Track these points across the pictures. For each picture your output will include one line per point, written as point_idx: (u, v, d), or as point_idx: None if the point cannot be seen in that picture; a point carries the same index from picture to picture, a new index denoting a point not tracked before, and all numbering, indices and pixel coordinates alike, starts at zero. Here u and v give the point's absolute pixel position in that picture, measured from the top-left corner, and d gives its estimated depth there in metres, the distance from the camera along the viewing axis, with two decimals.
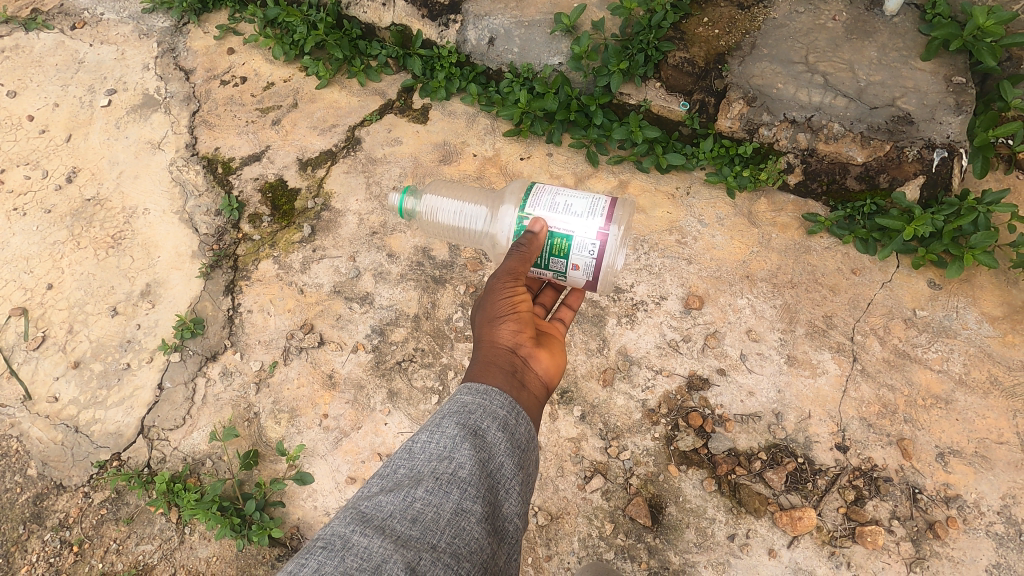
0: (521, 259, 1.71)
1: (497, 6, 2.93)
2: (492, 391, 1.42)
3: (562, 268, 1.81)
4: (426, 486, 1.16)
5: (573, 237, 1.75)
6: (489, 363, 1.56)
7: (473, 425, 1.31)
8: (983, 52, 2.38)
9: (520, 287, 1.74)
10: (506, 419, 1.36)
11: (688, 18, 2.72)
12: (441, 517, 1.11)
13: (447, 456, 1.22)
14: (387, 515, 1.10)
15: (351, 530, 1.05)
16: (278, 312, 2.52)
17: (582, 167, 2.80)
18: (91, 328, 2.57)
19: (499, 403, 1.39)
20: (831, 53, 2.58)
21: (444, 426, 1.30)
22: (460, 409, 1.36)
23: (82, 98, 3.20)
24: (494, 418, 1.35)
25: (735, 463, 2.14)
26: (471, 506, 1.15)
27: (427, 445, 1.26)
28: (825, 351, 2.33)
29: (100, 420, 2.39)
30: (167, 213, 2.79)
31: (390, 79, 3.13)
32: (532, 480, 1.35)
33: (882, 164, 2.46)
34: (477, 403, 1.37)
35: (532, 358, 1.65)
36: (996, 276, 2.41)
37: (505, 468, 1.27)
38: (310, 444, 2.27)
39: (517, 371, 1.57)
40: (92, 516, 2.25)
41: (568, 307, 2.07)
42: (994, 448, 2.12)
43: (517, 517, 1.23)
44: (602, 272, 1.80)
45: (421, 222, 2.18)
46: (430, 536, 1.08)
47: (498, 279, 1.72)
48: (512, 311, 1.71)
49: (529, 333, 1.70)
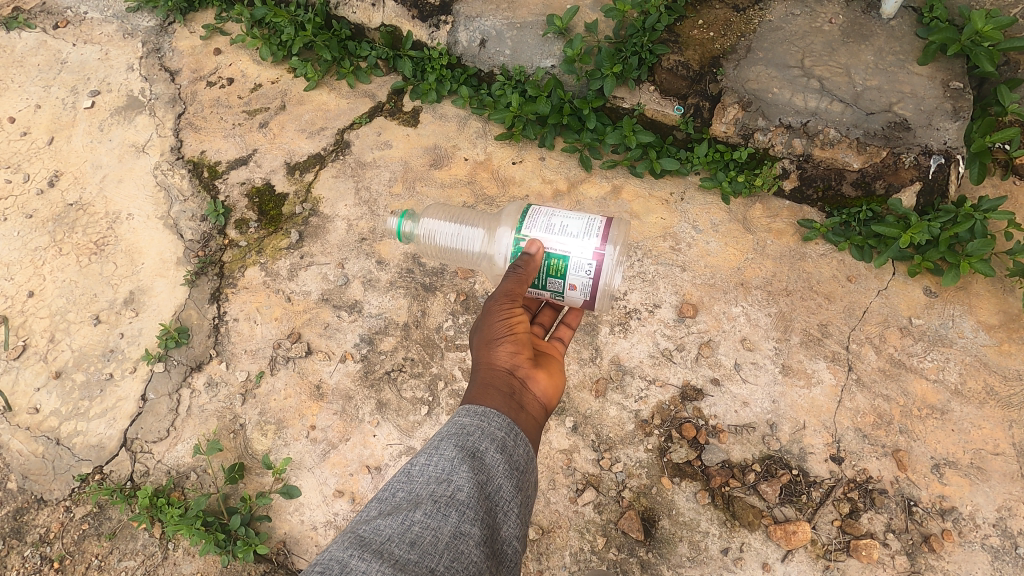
0: (517, 281, 1.67)
1: (488, 7, 2.88)
2: (490, 412, 1.39)
3: (559, 288, 1.77)
4: (425, 509, 1.12)
5: (569, 257, 1.71)
6: (487, 385, 1.53)
7: (472, 447, 1.28)
8: (981, 57, 2.34)
9: (517, 308, 1.71)
10: (503, 440, 1.33)
11: (683, 20, 2.68)
12: (440, 540, 1.07)
13: (446, 478, 1.19)
14: (385, 538, 1.06)
15: (350, 554, 1.00)
16: (265, 321, 2.47)
17: (575, 171, 2.75)
18: (73, 337, 2.51)
19: (497, 424, 1.37)
20: (827, 57, 2.54)
21: (443, 448, 1.27)
22: (457, 431, 1.33)
23: (64, 99, 3.13)
24: (492, 440, 1.32)
25: (728, 475, 2.11)
26: (469, 529, 1.12)
27: (425, 467, 1.23)
28: (820, 360, 2.30)
29: (81, 432, 2.35)
30: (151, 218, 2.73)
31: (380, 81, 3.07)
32: (530, 503, 1.31)
33: (878, 170, 2.43)
34: (475, 425, 1.34)
35: (530, 380, 1.62)
36: (993, 284, 2.39)
37: (503, 490, 1.23)
38: (297, 457, 2.23)
39: (515, 393, 1.54)
40: (74, 531, 2.21)
41: (566, 326, 2.02)
42: (990, 459, 2.10)
43: (516, 539, 1.19)
44: (599, 291, 1.76)
45: (417, 246, 2.13)
46: (429, 560, 1.03)
47: (495, 301, 1.69)
48: (509, 332, 1.67)
49: (527, 354, 1.66)
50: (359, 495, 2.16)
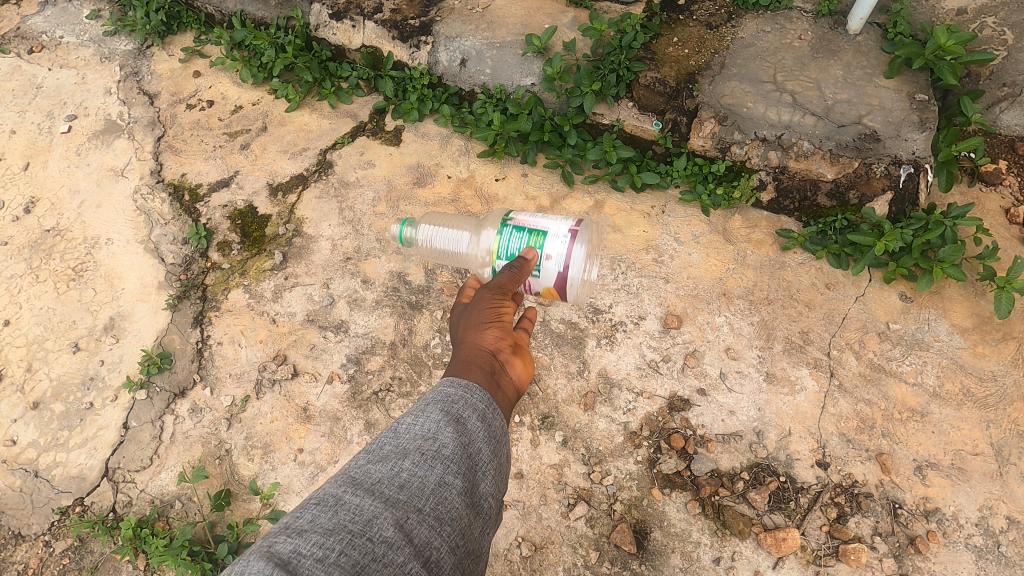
0: (511, 278, 1.70)
1: (468, 27, 2.93)
2: (474, 386, 1.37)
3: (536, 260, 1.76)
4: (412, 459, 1.13)
5: (547, 231, 1.76)
6: (469, 363, 1.50)
7: (456, 412, 1.27)
8: (944, 70, 2.46)
9: (506, 301, 1.70)
10: (485, 411, 1.31)
11: (659, 38, 2.78)
12: (425, 486, 1.09)
13: (432, 436, 1.19)
14: (375, 480, 1.08)
15: (344, 490, 1.04)
16: (249, 344, 2.44)
17: (557, 187, 2.78)
18: (51, 366, 2.46)
19: (479, 396, 1.34)
20: (798, 72, 2.63)
21: (429, 411, 1.25)
22: (444, 397, 1.31)
23: (40, 124, 3.09)
24: (475, 409, 1.30)
25: (718, 484, 2.13)
26: (452, 479, 1.12)
27: (411, 426, 1.21)
28: (803, 367, 2.34)
29: (61, 463, 2.29)
30: (131, 242, 2.70)
31: (362, 101, 3.09)
32: (508, 470, 1.30)
33: (850, 180, 2.50)
34: (459, 394, 1.32)
35: (509, 365, 1.59)
36: (965, 288, 2.46)
37: (483, 453, 1.23)
38: (285, 481, 2.20)
39: (496, 374, 1.51)
40: (53, 566, 2.15)
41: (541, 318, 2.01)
42: (970, 459, 2.15)
43: (493, 496, 1.19)
44: (573, 267, 1.75)
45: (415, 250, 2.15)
46: (416, 500, 1.06)
47: (487, 291, 1.68)
48: (497, 319, 1.65)
49: (510, 341, 1.64)
50: None
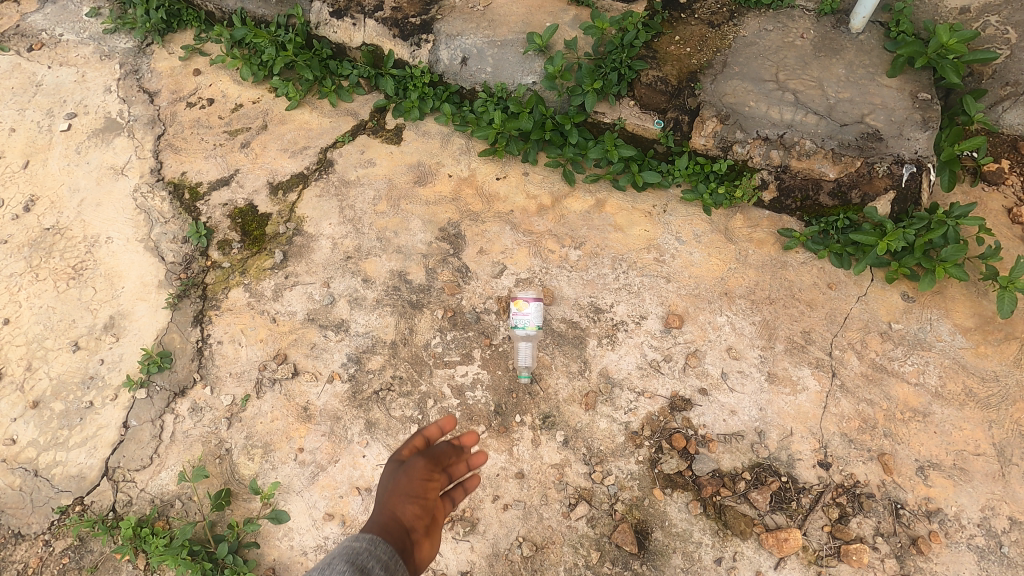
0: (450, 454, 1.59)
1: (469, 25, 2.92)
2: (381, 542, 1.31)
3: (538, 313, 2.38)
4: None
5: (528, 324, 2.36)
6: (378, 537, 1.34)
7: (361, 564, 1.20)
8: (947, 69, 2.45)
9: (436, 481, 1.52)
10: (389, 562, 1.26)
11: (661, 37, 2.77)
12: None
13: None
14: None
15: None
16: (250, 343, 2.44)
17: (558, 186, 2.77)
18: (51, 365, 2.45)
19: (385, 550, 1.29)
20: (800, 70, 2.62)
21: (334, 562, 1.18)
22: (349, 551, 1.24)
23: (39, 122, 3.08)
24: (380, 562, 1.24)
25: (719, 484, 2.12)
26: None
27: None
28: (804, 367, 2.33)
29: (61, 462, 2.29)
30: (131, 241, 2.69)
31: (362, 99, 3.08)
32: None
33: (853, 180, 2.49)
34: (365, 550, 1.25)
35: (421, 545, 1.40)
36: (967, 288, 2.45)
37: None
38: (286, 481, 2.20)
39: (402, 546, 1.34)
40: (53, 566, 2.15)
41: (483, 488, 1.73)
42: (972, 460, 2.15)
43: None
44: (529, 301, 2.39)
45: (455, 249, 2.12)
46: None
47: (420, 461, 1.54)
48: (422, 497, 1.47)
49: (429, 522, 1.44)
50: (349, 518, 2.14)
